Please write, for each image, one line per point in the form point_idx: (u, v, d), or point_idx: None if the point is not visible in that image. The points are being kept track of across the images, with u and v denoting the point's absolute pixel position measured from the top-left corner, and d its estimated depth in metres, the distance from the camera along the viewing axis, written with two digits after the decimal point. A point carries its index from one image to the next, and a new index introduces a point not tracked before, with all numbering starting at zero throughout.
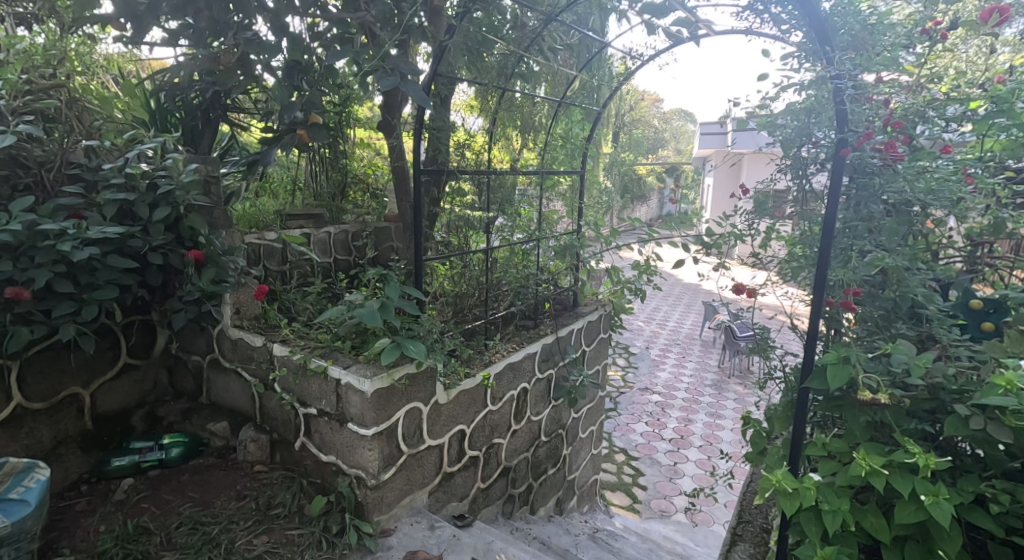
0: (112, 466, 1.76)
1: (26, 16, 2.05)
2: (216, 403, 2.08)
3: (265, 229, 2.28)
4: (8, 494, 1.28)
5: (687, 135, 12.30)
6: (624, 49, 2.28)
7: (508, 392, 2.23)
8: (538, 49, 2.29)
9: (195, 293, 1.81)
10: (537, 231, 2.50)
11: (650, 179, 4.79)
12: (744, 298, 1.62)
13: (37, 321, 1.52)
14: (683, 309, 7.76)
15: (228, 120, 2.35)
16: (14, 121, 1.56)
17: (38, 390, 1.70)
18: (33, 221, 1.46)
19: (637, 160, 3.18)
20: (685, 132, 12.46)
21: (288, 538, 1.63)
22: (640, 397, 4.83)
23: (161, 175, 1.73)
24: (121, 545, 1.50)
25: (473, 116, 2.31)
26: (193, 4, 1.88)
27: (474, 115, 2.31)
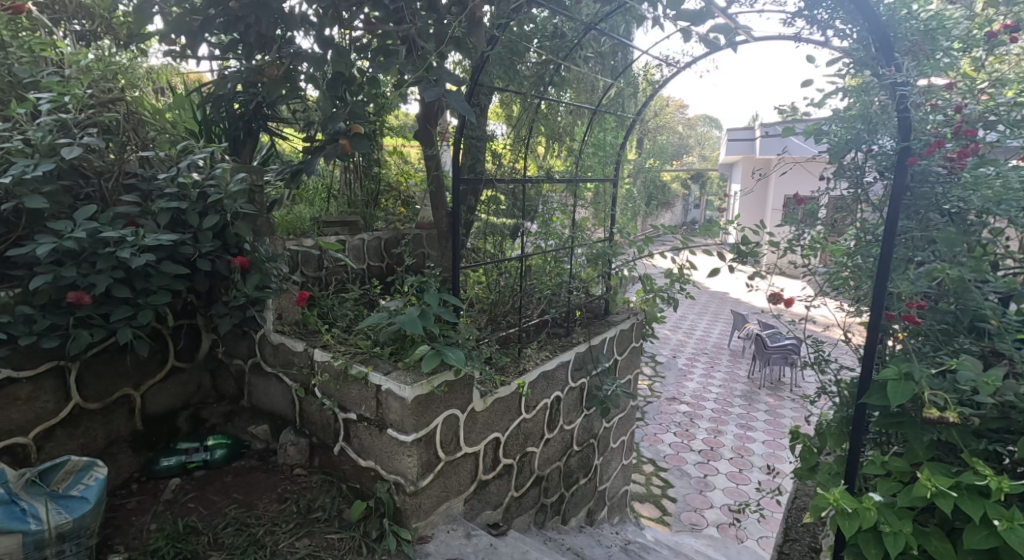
0: (161, 465, 1.83)
1: (85, 33, 2.17)
2: (257, 407, 2.12)
3: (302, 236, 2.32)
4: (70, 492, 1.34)
5: (713, 141, 12.12)
6: (659, 57, 2.27)
7: (542, 400, 2.23)
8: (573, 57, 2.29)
9: (241, 299, 1.86)
10: (569, 239, 2.49)
11: (675, 186, 4.72)
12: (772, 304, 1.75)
13: (96, 324, 1.58)
14: (711, 318, 7.62)
15: (270, 130, 2.41)
16: (77, 134, 1.63)
17: (94, 391, 1.75)
18: (95, 229, 1.52)
19: (663, 166, 3.15)
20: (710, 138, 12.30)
21: (329, 542, 1.66)
22: (668, 407, 4.75)
23: (211, 185, 1.78)
24: (171, 544, 1.54)
25: (498, 123, 2.31)
26: (243, 19, 1.95)
27: (499, 122, 2.31)
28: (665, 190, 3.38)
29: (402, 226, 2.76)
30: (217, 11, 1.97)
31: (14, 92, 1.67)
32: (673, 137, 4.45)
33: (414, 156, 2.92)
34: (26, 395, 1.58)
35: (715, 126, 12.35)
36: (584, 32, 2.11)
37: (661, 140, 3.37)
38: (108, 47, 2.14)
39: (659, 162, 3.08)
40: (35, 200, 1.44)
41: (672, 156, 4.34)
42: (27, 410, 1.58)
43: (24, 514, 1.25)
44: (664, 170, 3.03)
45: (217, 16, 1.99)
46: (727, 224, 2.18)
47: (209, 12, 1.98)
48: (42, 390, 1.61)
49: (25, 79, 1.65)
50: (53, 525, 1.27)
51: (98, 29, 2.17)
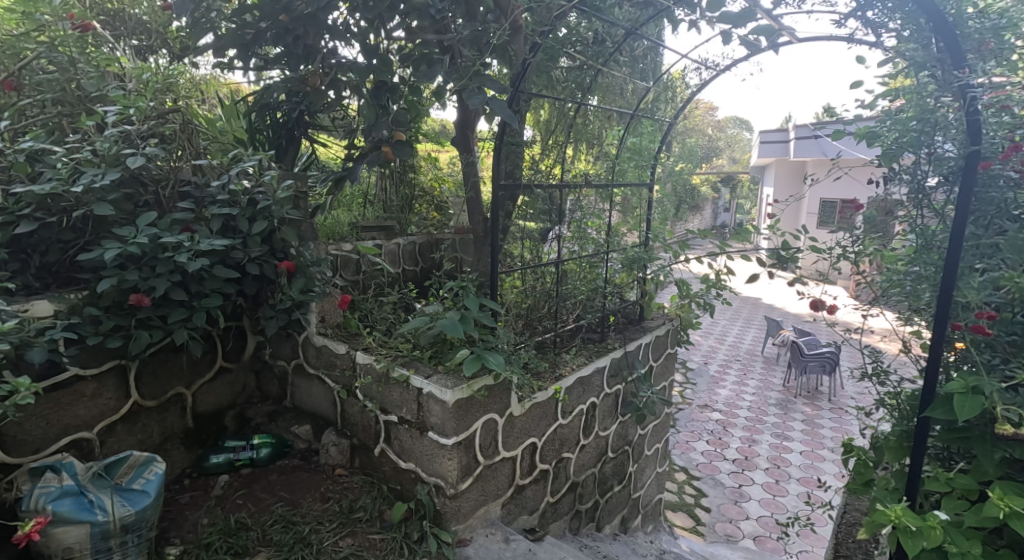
0: (210, 462, 1.89)
1: (142, 47, 2.26)
2: (299, 407, 2.18)
3: (342, 240, 2.37)
4: (132, 485, 1.41)
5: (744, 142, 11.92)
6: (699, 60, 2.24)
7: (577, 406, 2.22)
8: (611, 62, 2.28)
9: (288, 302, 1.90)
10: (605, 244, 2.47)
11: (705, 190, 4.64)
12: (817, 312, 1.74)
13: (155, 325, 1.64)
14: (743, 324, 7.46)
15: (311, 136, 2.46)
16: (139, 144, 1.70)
17: (151, 389, 1.82)
18: (155, 235, 1.59)
19: (695, 169, 3.10)
20: (738, 141, 12.08)
21: (371, 542, 1.68)
22: (700, 414, 4.67)
23: (260, 192, 1.84)
24: (224, 538, 1.59)
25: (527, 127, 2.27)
26: (292, 32, 2.02)
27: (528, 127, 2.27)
28: (696, 194, 3.32)
29: (436, 230, 2.79)
30: (266, 23, 2.04)
31: (83, 106, 1.75)
32: (701, 140, 4.39)
33: (447, 161, 2.95)
34: (92, 391, 1.64)
35: (745, 126, 12.10)
36: (625, 36, 2.09)
37: (692, 143, 3.31)
38: (163, 60, 2.24)
39: (691, 166, 3.04)
40: (103, 208, 1.51)
41: (701, 158, 4.28)
42: (92, 407, 1.64)
43: (92, 506, 1.31)
44: (695, 173, 2.97)
45: (269, 30, 2.05)
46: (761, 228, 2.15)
47: (261, 26, 2.06)
48: (105, 388, 1.68)
49: (93, 93, 1.74)
50: (118, 517, 1.33)
51: (154, 43, 2.27)
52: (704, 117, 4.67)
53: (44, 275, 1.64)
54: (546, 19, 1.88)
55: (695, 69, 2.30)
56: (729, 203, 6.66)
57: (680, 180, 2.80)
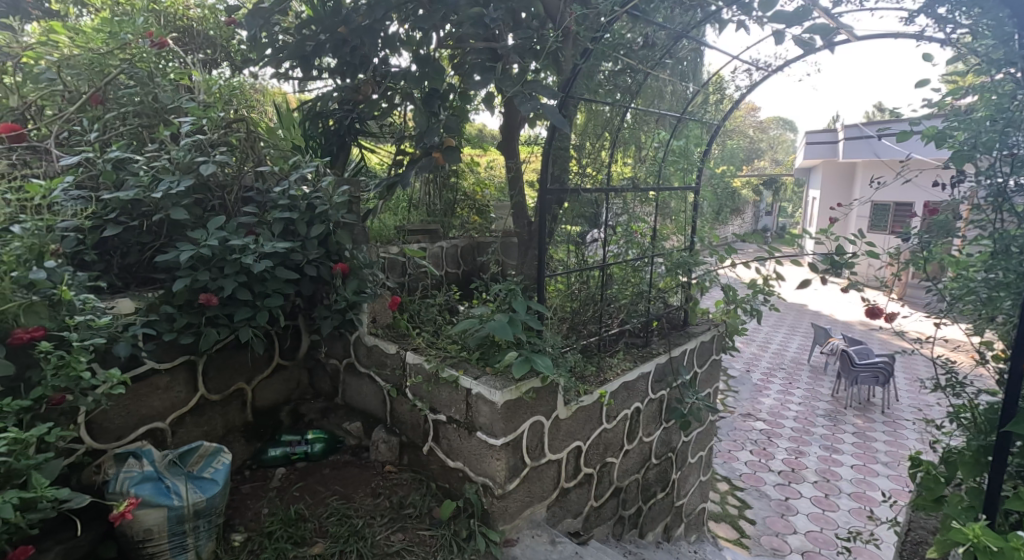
0: (269, 455, 1.98)
1: (207, 60, 2.38)
2: (350, 404, 2.25)
3: (389, 244, 2.43)
4: (203, 473, 1.50)
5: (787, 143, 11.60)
6: (750, 61, 2.20)
7: (622, 411, 2.21)
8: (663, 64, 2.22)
9: (342, 303, 1.97)
10: (649, 248, 2.44)
11: (748, 192, 4.55)
12: (890, 323, 1.69)
13: (222, 324, 1.73)
14: (788, 331, 7.22)
15: (360, 144, 2.53)
16: (209, 153, 1.80)
17: (216, 384, 1.91)
18: (224, 238, 1.68)
19: (738, 172, 3.03)
20: (782, 142, 11.75)
21: (421, 538, 1.72)
22: (743, 423, 4.56)
23: (317, 197, 1.91)
24: (285, 528, 1.66)
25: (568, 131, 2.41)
26: (349, 43, 2.10)
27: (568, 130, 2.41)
28: (737, 197, 3.26)
29: (478, 233, 2.83)
30: (324, 33, 2.13)
31: (159, 117, 1.87)
32: (740, 141, 4.30)
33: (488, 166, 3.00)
34: (165, 384, 1.74)
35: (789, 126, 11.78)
36: (678, 42, 2.07)
37: (735, 145, 3.25)
38: (225, 72, 2.35)
39: (735, 168, 2.97)
40: (179, 213, 1.61)
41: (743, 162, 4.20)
42: (165, 398, 1.74)
43: (169, 491, 1.41)
44: (738, 175, 2.92)
45: (327, 41, 2.14)
46: (807, 232, 2.10)
47: (320, 38, 2.15)
48: (177, 381, 1.77)
49: (169, 105, 1.85)
50: (191, 503, 1.42)
51: (218, 56, 2.39)
52: (744, 116, 4.57)
53: (125, 276, 1.75)
54: (594, 26, 1.87)
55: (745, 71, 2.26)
56: (772, 207, 6.49)
57: (723, 184, 2.76)
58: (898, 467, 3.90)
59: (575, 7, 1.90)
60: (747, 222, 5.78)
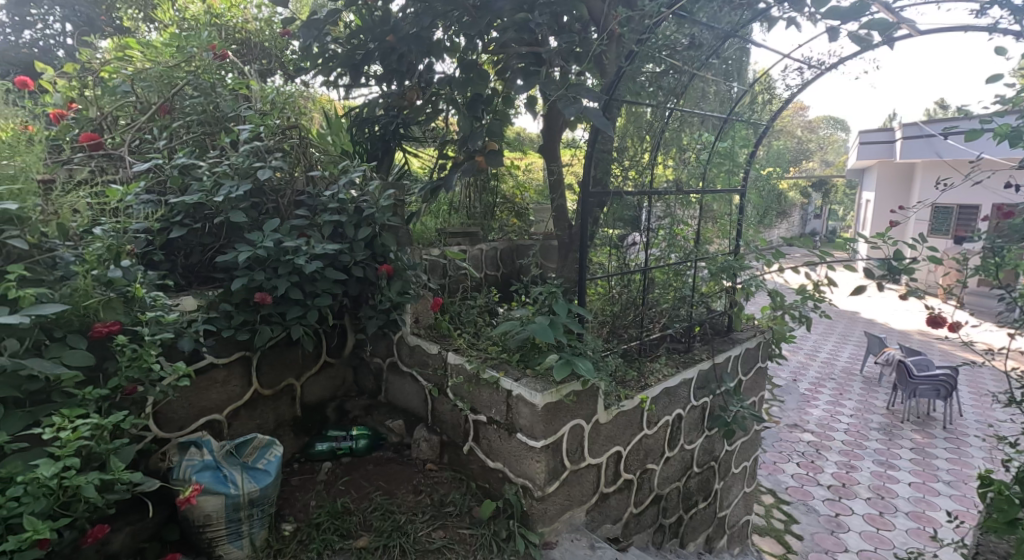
0: (316, 449, 2.05)
1: (263, 70, 2.49)
2: (392, 403, 2.30)
3: (431, 246, 2.48)
4: (257, 464, 1.58)
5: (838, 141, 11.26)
6: (801, 59, 2.15)
7: (663, 417, 2.18)
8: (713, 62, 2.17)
9: (387, 303, 2.02)
10: (693, 251, 2.41)
11: (795, 194, 4.41)
12: (955, 333, 1.62)
13: (276, 321, 1.81)
14: (838, 339, 6.95)
15: (404, 149, 2.59)
16: (266, 158, 1.88)
17: (268, 379, 1.99)
18: (279, 240, 1.76)
19: (785, 174, 2.95)
20: (833, 141, 11.38)
21: (461, 536, 1.76)
22: (790, 434, 4.42)
23: (364, 201, 1.97)
24: (332, 520, 1.72)
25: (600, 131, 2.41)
26: (397, 51, 2.16)
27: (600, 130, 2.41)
28: (784, 200, 3.17)
29: (517, 236, 2.86)
30: (373, 42, 2.20)
31: (220, 125, 1.97)
32: (788, 141, 4.17)
33: (528, 170, 3.02)
34: (223, 378, 1.83)
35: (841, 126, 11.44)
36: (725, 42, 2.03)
37: (783, 146, 3.16)
38: (278, 81, 2.44)
39: (781, 170, 2.90)
40: (238, 215, 1.69)
41: (791, 164, 4.08)
42: (222, 392, 1.82)
43: (226, 480, 1.51)
44: (785, 177, 2.85)
45: (376, 49, 2.21)
46: (860, 237, 2.02)
47: (370, 46, 2.22)
48: (233, 375, 1.86)
49: (229, 113, 1.95)
50: (246, 491, 1.51)
51: (273, 66, 2.50)
52: (793, 116, 4.43)
53: (187, 275, 1.85)
54: (639, 28, 1.86)
55: (795, 70, 2.21)
56: (822, 210, 6.27)
57: (769, 186, 2.70)
58: (961, 487, 3.69)
59: (619, 10, 1.90)
60: (794, 226, 5.62)
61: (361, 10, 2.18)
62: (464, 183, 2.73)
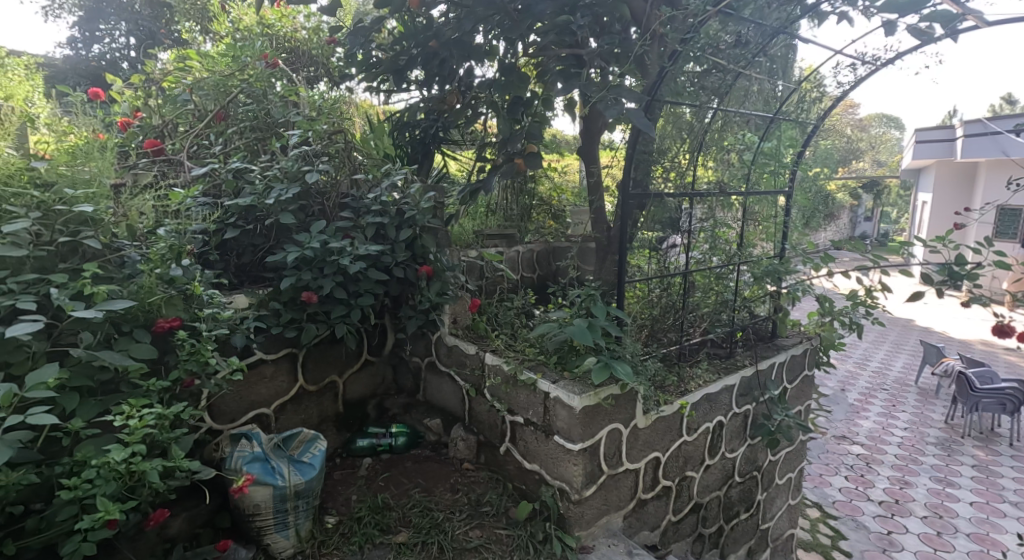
0: (357, 445, 2.10)
1: (309, 77, 2.57)
2: (430, 402, 2.34)
3: (469, 248, 2.51)
4: (302, 458, 1.64)
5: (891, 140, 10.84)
6: (855, 55, 2.09)
7: (703, 423, 2.15)
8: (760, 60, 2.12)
9: (426, 303, 2.06)
10: (735, 254, 2.36)
11: (844, 196, 4.26)
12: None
13: (321, 320, 1.87)
14: (891, 348, 6.67)
15: (444, 152, 2.63)
16: (313, 162, 1.94)
17: (313, 375, 2.05)
18: (324, 241, 1.81)
19: (834, 174, 2.86)
20: (885, 141, 10.96)
21: (498, 537, 1.77)
22: (837, 446, 4.28)
23: (406, 203, 2.01)
24: (372, 515, 1.76)
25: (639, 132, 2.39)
26: (438, 56, 2.19)
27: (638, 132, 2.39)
28: (832, 202, 3.08)
29: (554, 238, 2.84)
30: (416, 48, 2.25)
31: (271, 131, 2.04)
32: (839, 141, 4.03)
33: (566, 171, 3.02)
34: (270, 373, 1.90)
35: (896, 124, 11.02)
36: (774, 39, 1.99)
37: (832, 146, 3.07)
38: (324, 87, 2.51)
39: (829, 171, 2.82)
40: (287, 218, 1.75)
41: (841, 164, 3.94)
42: (270, 387, 1.89)
43: (274, 471, 1.57)
44: (835, 178, 2.76)
45: (418, 54, 2.25)
46: (917, 241, 1.94)
47: (412, 52, 2.26)
48: (280, 371, 1.93)
49: (278, 119, 2.02)
50: (292, 483, 1.57)
51: (319, 72, 2.57)
52: (844, 114, 4.28)
53: (240, 274, 1.93)
54: (682, 27, 1.84)
55: (849, 66, 2.15)
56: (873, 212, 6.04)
57: (817, 187, 2.63)
58: None
59: (663, 10, 1.88)
60: (843, 229, 5.43)
61: (404, 17, 2.23)
62: (501, 186, 2.75)
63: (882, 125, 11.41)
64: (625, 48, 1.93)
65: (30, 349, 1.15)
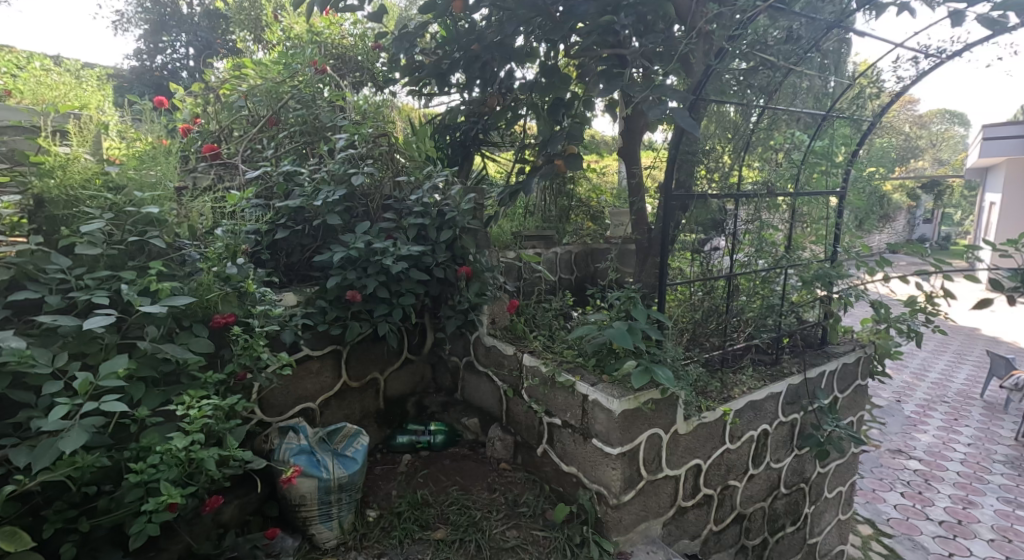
0: (397, 441, 2.15)
1: (355, 82, 2.64)
2: (468, 401, 2.37)
3: (507, 249, 2.52)
4: (345, 451, 1.70)
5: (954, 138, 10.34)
6: (917, 48, 2.00)
7: (747, 431, 2.10)
8: (814, 56, 2.06)
9: (466, 304, 2.08)
10: (783, 257, 2.29)
11: (900, 196, 4.08)
12: None
13: (364, 318, 1.92)
14: (953, 359, 6.33)
15: (484, 155, 2.66)
16: (359, 165, 2.00)
17: (356, 372, 2.11)
18: (368, 242, 1.86)
19: (889, 174, 2.75)
20: (947, 139, 10.46)
21: (535, 538, 1.78)
22: (892, 461, 4.10)
23: (447, 205, 2.04)
24: (412, 510, 1.80)
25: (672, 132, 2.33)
26: (480, 59, 2.21)
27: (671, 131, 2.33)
28: (887, 204, 2.96)
29: (592, 239, 2.86)
30: (458, 51, 2.27)
31: (319, 134, 2.11)
32: (896, 139, 3.86)
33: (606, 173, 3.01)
34: (316, 368, 1.96)
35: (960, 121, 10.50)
36: (826, 32, 1.92)
37: (889, 144, 2.95)
38: (369, 91, 2.58)
39: (885, 170, 2.72)
40: (334, 219, 1.81)
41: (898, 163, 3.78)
42: (316, 382, 1.96)
43: (319, 464, 1.63)
44: (892, 178, 2.66)
45: (460, 58, 2.27)
46: (984, 245, 1.84)
47: (455, 55, 2.29)
48: (325, 367, 1.99)
49: (326, 123, 2.09)
50: (336, 476, 1.63)
51: (364, 77, 2.64)
52: (902, 110, 4.09)
53: (289, 273, 2.00)
54: (730, 23, 1.83)
55: (910, 59, 2.06)
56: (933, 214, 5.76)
57: (871, 188, 2.54)
58: None
59: (709, 6, 1.83)
60: (900, 233, 5.19)
61: (447, 21, 2.26)
62: (540, 188, 2.76)
63: (944, 122, 10.86)
64: (671, 46, 1.89)
65: (103, 341, 1.23)
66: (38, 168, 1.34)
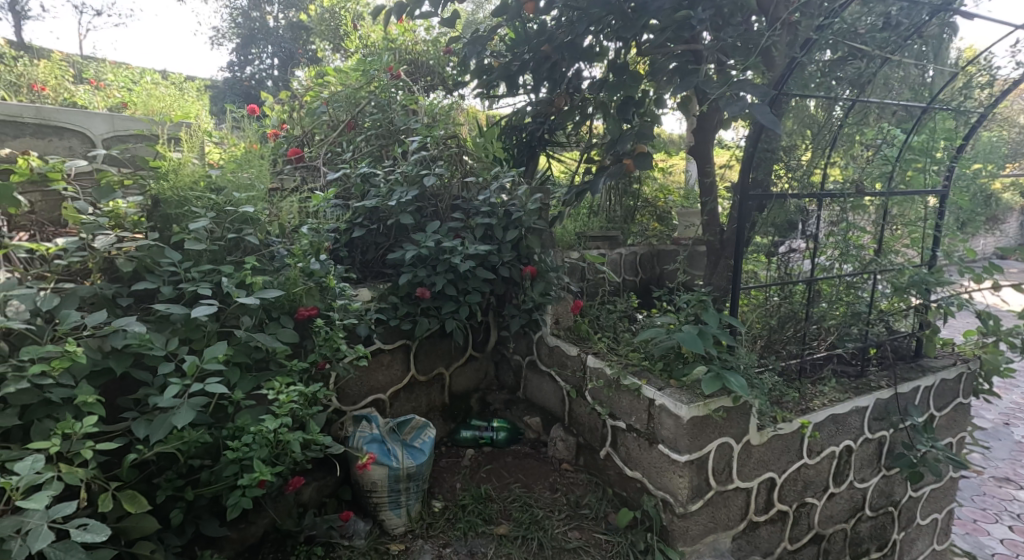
0: (461, 436, 2.21)
1: (426, 86, 2.72)
2: (530, 399, 2.39)
3: (571, 249, 2.52)
4: (413, 442, 1.77)
5: None
6: None
7: (828, 446, 2.00)
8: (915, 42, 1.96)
9: (530, 303, 2.10)
10: (871, 262, 2.12)
11: (1009, 195, 3.73)
12: None
13: (432, 314, 1.98)
14: None
15: (550, 155, 2.67)
16: (430, 166, 2.06)
17: (423, 366, 2.18)
18: (438, 242, 1.92)
19: (1000, 171, 2.53)
20: None
21: (597, 541, 1.79)
22: (999, 491, 3.75)
23: (513, 205, 2.07)
24: (476, 504, 1.84)
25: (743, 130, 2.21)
26: (550, 59, 2.23)
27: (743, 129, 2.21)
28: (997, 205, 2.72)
29: (658, 240, 2.81)
30: (528, 53, 2.29)
31: (392, 137, 2.20)
32: (1010, 134, 3.52)
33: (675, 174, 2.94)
34: (387, 361, 2.04)
35: None
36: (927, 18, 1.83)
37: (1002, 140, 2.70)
38: (439, 94, 2.65)
39: (995, 168, 2.49)
40: (405, 218, 1.88)
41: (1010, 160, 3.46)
42: (388, 374, 2.04)
43: (390, 453, 1.70)
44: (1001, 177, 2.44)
45: (529, 60, 2.30)
46: None
47: (524, 56, 2.31)
48: (396, 360, 2.06)
49: (399, 126, 2.17)
50: (404, 467, 1.69)
51: (434, 81, 2.72)
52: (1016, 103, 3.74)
53: (363, 269, 2.10)
54: (814, 12, 1.81)
55: None
56: None
57: (978, 187, 2.35)
58: None
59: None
60: None
61: (516, 22, 2.28)
62: (606, 189, 2.74)
63: None
64: (752, 38, 1.81)
65: (205, 329, 1.34)
66: (156, 172, 1.48)
